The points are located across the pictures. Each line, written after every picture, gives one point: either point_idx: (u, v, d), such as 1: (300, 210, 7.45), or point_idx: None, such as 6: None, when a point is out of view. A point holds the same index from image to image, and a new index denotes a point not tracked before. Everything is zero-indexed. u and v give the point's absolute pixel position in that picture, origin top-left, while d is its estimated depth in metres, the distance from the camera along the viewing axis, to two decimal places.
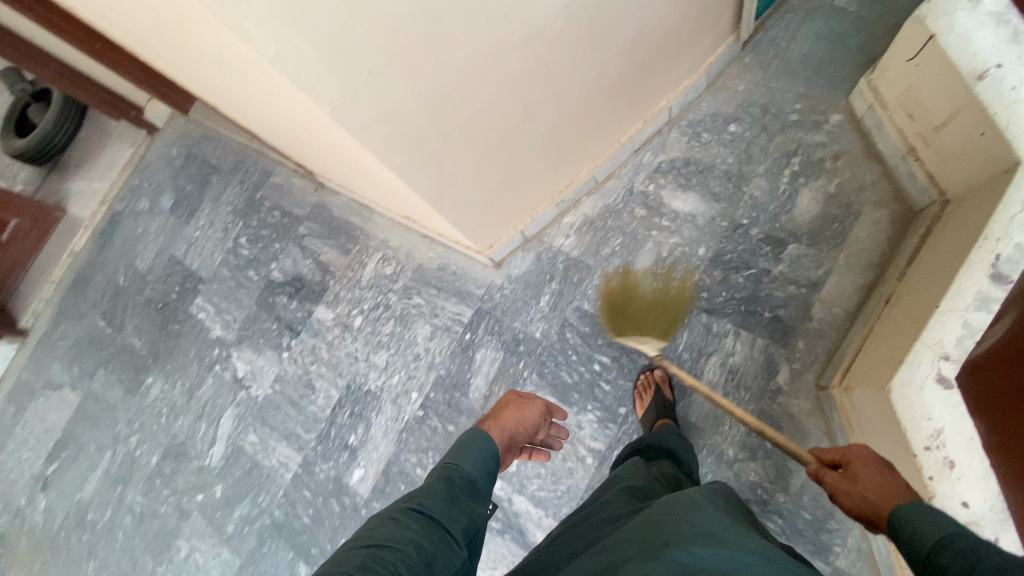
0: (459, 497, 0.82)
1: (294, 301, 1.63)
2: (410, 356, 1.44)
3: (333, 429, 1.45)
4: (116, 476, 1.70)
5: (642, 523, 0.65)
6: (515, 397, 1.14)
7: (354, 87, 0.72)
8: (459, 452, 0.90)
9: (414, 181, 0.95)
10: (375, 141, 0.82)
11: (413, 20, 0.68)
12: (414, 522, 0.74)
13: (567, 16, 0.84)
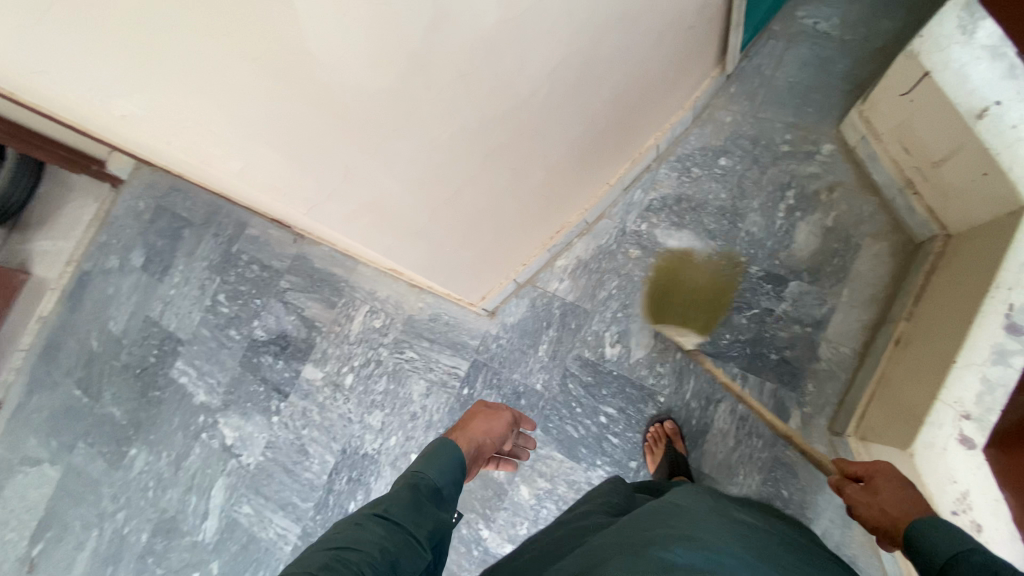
0: (426, 504, 0.76)
1: (280, 360, 1.55)
2: (407, 415, 1.38)
3: (333, 496, 1.40)
4: (104, 556, 1.60)
5: (625, 527, 0.66)
6: (480, 404, 1.11)
7: (328, 184, 0.69)
8: (428, 458, 0.85)
9: (397, 252, 0.93)
10: (353, 224, 0.79)
11: (388, 116, 0.65)
12: (377, 526, 0.68)
13: (547, 84, 0.81)
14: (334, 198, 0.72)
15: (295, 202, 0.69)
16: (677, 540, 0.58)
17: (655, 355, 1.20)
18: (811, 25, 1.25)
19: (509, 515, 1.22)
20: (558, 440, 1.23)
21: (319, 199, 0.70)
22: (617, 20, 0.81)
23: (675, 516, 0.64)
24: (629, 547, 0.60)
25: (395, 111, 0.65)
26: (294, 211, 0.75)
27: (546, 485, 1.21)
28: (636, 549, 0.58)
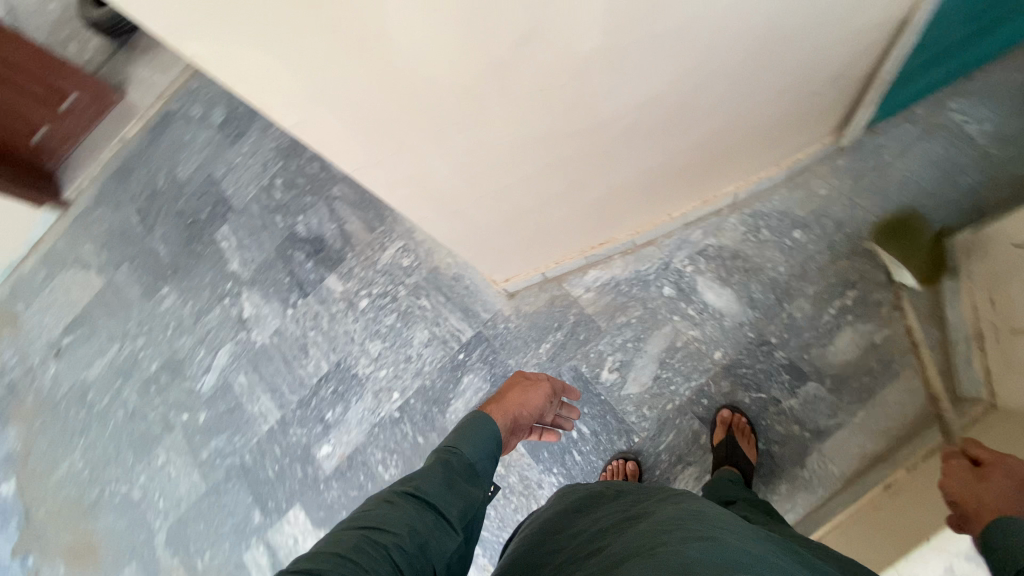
0: (457, 480, 0.75)
1: (310, 261, 1.63)
2: (403, 356, 1.44)
3: (317, 400, 1.50)
4: (118, 368, 1.80)
5: (641, 527, 0.60)
6: (522, 374, 1.08)
7: (378, 153, 0.68)
8: (463, 434, 0.82)
9: (432, 223, 0.94)
10: (395, 192, 0.80)
11: (453, 106, 0.62)
12: (408, 505, 0.68)
13: (630, 111, 0.76)
14: (381, 166, 0.71)
15: (341, 162, 0.69)
16: (693, 540, 0.53)
17: (647, 397, 1.20)
18: (958, 123, 1.11)
19: None
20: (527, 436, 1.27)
21: (365, 164, 0.70)
22: (730, 66, 0.74)
23: (701, 522, 0.59)
24: (648, 552, 0.53)
25: (459, 103, 0.62)
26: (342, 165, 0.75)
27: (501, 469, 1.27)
28: (648, 550, 0.54)
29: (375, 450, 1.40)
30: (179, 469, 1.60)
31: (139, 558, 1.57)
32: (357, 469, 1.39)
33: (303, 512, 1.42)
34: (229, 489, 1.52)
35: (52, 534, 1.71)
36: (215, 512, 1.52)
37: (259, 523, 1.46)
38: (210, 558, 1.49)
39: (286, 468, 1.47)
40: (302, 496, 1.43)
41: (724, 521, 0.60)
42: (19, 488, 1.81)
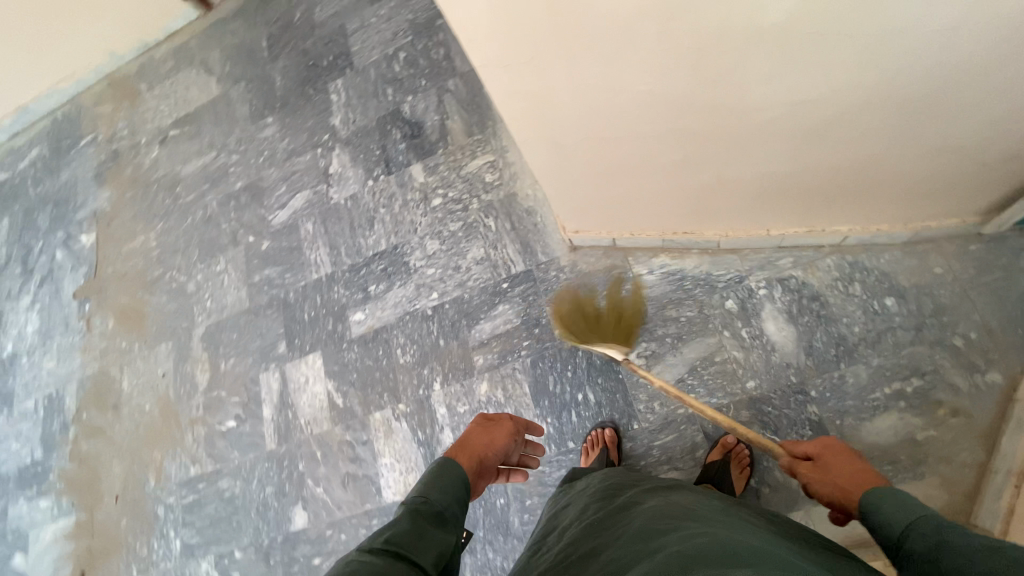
0: (427, 529, 0.77)
1: (403, 142, 1.66)
2: (454, 263, 1.48)
3: (365, 270, 1.58)
4: (208, 174, 1.94)
5: (642, 529, 0.69)
6: (483, 417, 1.11)
7: (514, 59, 0.68)
8: (432, 482, 0.86)
9: (532, 151, 0.94)
10: (513, 104, 0.80)
11: (606, 35, 0.61)
12: (379, 557, 0.69)
13: (775, 109, 0.72)
14: (511, 73, 0.71)
15: (476, 55, 0.69)
16: (693, 539, 0.62)
17: (663, 394, 1.20)
18: None
19: (461, 391, 1.37)
20: (536, 380, 1.31)
21: (498, 65, 0.70)
22: (901, 100, 0.68)
23: (682, 520, 0.68)
24: (650, 557, 0.61)
25: (613, 33, 0.61)
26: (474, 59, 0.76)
27: (501, 398, 1.33)
28: (650, 555, 0.62)
29: (399, 335, 1.48)
30: (232, 281, 1.76)
31: (177, 340, 1.78)
32: (378, 344, 1.49)
33: (320, 360, 1.55)
34: (266, 315, 1.67)
35: (116, 291, 1.95)
36: (249, 330, 1.68)
37: (281, 354, 1.61)
38: (233, 364, 1.66)
39: (319, 318, 1.59)
40: (324, 347, 1.56)
41: (699, 515, 0.70)
42: (102, 244, 2.05)
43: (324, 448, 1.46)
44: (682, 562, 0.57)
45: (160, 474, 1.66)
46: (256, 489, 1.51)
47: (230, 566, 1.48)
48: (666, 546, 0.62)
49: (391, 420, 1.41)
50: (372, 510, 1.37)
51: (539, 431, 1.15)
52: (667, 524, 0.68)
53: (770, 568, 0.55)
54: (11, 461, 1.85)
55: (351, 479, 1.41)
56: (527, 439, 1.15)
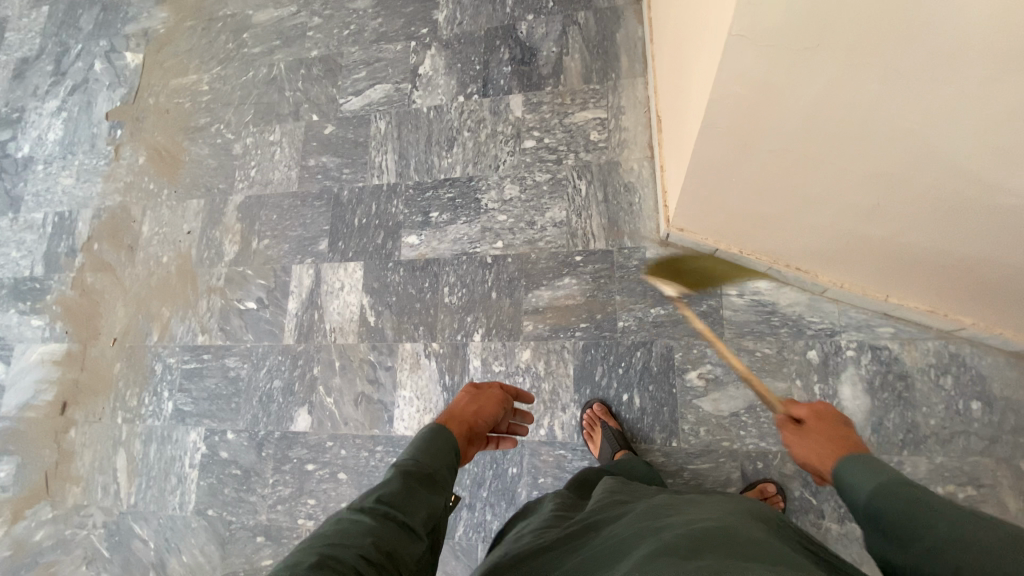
0: (417, 488, 0.69)
1: (509, 66, 1.48)
2: (530, 216, 1.37)
3: (431, 193, 1.46)
4: (283, 31, 1.75)
5: (644, 518, 0.71)
6: (470, 384, 0.98)
7: (788, 37, 0.61)
8: (419, 446, 0.77)
9: (702, 147, 0.85)
10: (732, 89, 0.71)
11: (919, 46, 0.55)
12: (366, 519, 0.63)
13: (1016, 192, 0.66)
14: (768, 53, 0.63)
15: (741, 19, 0.61)
16: (695, 524, 0.65)
17: (714, 423, 1.15)
18: None
19: (501, 351, 1.31)
20: (583, 365, 1.25)
21: (758, 39, 0.62)
22: None
23: (683, 511, 0.71)
24: (652, 538, 0.64)
25: (931, 44, 0.55)
26: (719, 22, 0.67)
27: (541, 371, 1.27)
28: (655, 536, 0.65)
29: (451, 274, 1.39)
30: (283, 157, 1.62)
31: (210, 200, 1.66)
32: (427, 275, 1.40)
33: (360, 271, 1.46)
34: (312, 206, 1.55)
35: (154, 127, 1.79)
36: (291, 215, 1.56)
37: (320, 251, 1.51)
38: (265, 246, 1.56)
39: (368, 228, 1.49)
40: (368, 259, 1.46)
41: (700, 505, 0.73)
42: (148, 69, 1.86)
43: (343, 361, 1.41)
44: (688, 546, 0.59)
45: (164, 332, 1.59)
46: (262, 378, 1.46)
47: (219, 444, 1.45)
48: (669, 530, 0.65)
49: (420, 356, 1.36)
50: (378, 437, 1.34)
51: (528, 397, 1.02)
52: (671, 514, 0.71)
53: (774, 555, 0.58)
54: (7, 268, 1.76)
55: (364, 400, 1.37)
56: (516, 409, 1.03)
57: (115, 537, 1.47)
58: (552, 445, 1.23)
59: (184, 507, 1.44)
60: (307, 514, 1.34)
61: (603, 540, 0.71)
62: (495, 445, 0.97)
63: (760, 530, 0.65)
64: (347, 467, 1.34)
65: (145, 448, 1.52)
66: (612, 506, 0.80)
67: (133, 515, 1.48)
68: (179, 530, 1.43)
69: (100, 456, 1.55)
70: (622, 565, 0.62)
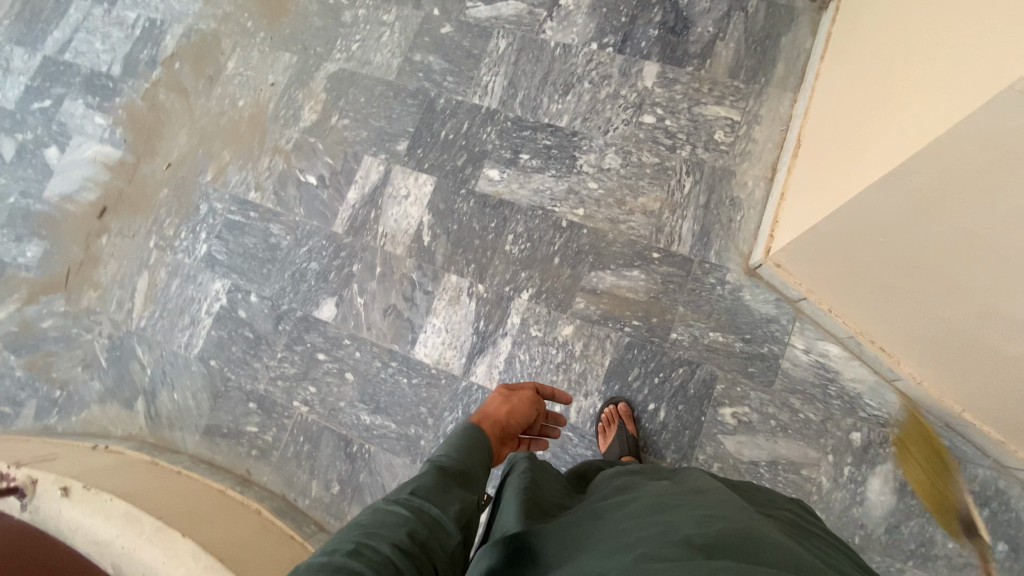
0: (454, 487, 0.65)
1: (657, 29, 1.36)
2: (621, 194, 1.29)
3: (528, 134, 1.38)
4: None
5: (648, 510, 0.64)
6: (504, 385, 0.98)
7: None
8: (454, 442, 0.73)
9: (878, 193, 0.78)
10: (964, 150, 0.64)
11: None
12: (402, 510, 0.58)
13: None
14: None
15: None
16: (707, 521, 0.57)
17: (728, 463, 1.12)
18: None
19: (544, 316, 1.27)
20: (620, 361, 1.21)
21: None
22: None
23: (693, 504, 0.63)
24: (655, 536, 0.56)
25: None
26: (988, 70, 0.60)
27: (576, 349, 1.23)
28: (658, 533, 0.57)
29: (520, 222, 1.33)
30: (391, 42, 1.52)
31: (304, 59, 1.58)
32: (496, 215, 1.34)
33: (430, 186, 1.40)
34: (405, 102, 1.47)
35: None
36: (379, 104, 1.49)
37: (397, 152, 1.44)
38: (344, 126, 1.49)
39: (453, 146, 1.41)
40: (442, 177, 1.40)
41: (710, 498, 0.65)
42: None
43: (386, 268, 1.37)
44: (702, 548, 0.52)
45: (219, 175, 1.55)
46: (302, 256, 1.43)
47: (240, 303, 1.44)
48: (679, 526, 0.57)
49: (463, 292, 1.32)
50: (394, 352, 1.32)
51: (563, 399, 1.02)
52: (678, 505, 0.63)
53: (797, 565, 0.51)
54: (86, 57, 1.72)
55: (393, 312, 1.34)
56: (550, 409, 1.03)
57: (116, 352, 1.49)
58: (562, 424, 1.21)
59: (189, 349, 1.45)
60: (304, 399, 1.35)
61: (601, 531, 0.64)
62: (528, 447, 1.00)
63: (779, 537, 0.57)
64: (355, 370, 1.33)
65: (168, 280, 1.51)
66: (613, 496, 0.74)
67: (139, 337, 1.49)
68: (178, 368, 1.45)
69: (124, 271, 1.55)
70: (618, 563, 0.54)
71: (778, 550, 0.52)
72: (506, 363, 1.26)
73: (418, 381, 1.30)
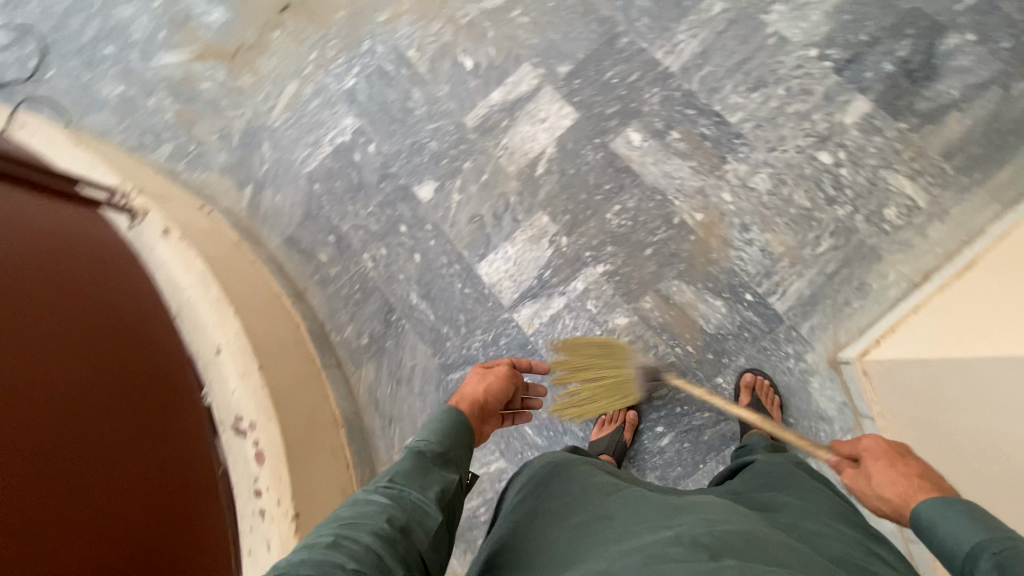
0: (433, 469, 0.72)
1: (895, 65, 1.14)
2: (748, 221, 1.19)
3: (690, 114, 1.27)
4: None
5: (649, 509, 0.69)
6: (479, 363, 1.00)
7: None
8: (434, 426, 0.79)
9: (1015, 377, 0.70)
10: None
11: None
12: (382, 499, 0.65)
13: None
14: None
15: None
16: (716, 527, 0.61)
17: None
18: None
19: (606, 296, 1.25)
20: (653, 373, 1.19)
21: None
22: None
23: (696, 509, 0.67)
24: (658, 540, 0.61)
25: None
26: None
27: (620, 341, 1.23)
28: (662, 530, 0.62)
29: (634, 198, 1.28)
30: None
31: None
32: (615, 179, 1.29)
33: (569, 121, 1.35)
34: (588, 24, 1.37)
35: None
36: (563, 15, 1.40)
37: (556, 73, 1.38)
38: (520, 22, 1.43)
39: (611, 92, 1.33)
40: (584, 119, 1.34)
41: (717, 508, 0.69)
42: None
43: (491, 178, 1.38)
44: (708, 548, 0.57)
45: (390, 18, 1.56)
46: (426, 130, 1.46)
47: (359, 146, 1.53)
48: (685, 528, 0.62)
49: (547, 235, 1.32)
50: (462, 257, 1.37)
51: (541, 370, 1.05)
52: (687, 510, 0.68)
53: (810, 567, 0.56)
54: None
55: (479, 222, 1.37)
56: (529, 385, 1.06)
57: (249, 137, 1.65)
58: None
59: (302, 165, 1.58)
60: (372, 256, 1.45)
61: (604, 521, 0.69)
62: (509, 420, 1.04)
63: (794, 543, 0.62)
64: (423, 255, 1.41)
65: (311, 96, 1.61)
66: (608, 486, 0.78)
67: (270, 134, 1.63)
68: (288, 177, 1.59)
69: (279, 70, 1.66)
70: (623, 556, 0.60)
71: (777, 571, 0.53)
72: (552, 318, 1.28)
73: (469, 292, 1.35)
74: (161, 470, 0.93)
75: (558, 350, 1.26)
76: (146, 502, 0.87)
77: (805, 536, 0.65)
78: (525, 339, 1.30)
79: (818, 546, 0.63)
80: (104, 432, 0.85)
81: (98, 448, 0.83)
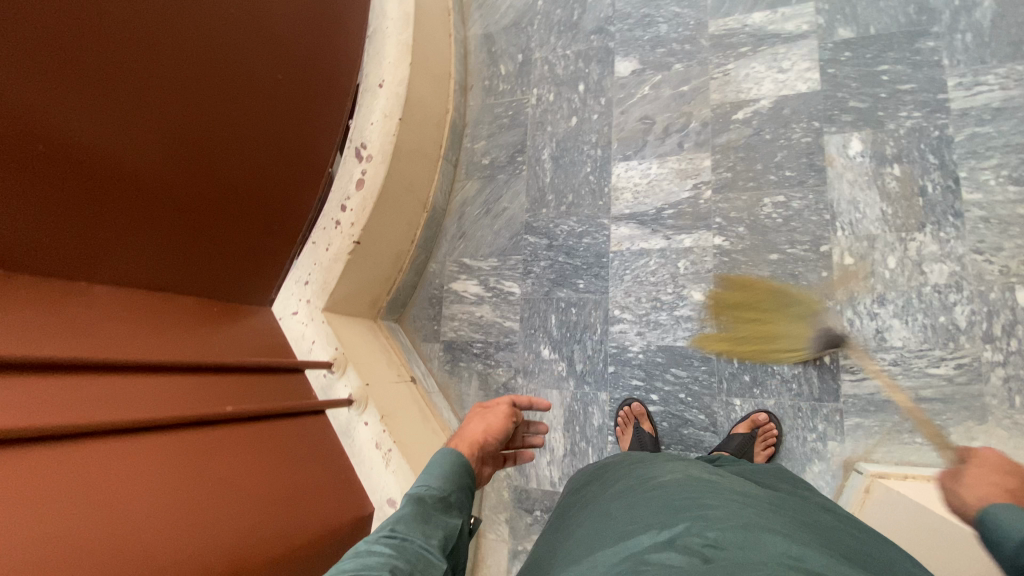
0: (432, 514, 0.68)
1: None
2: (889, 298, 1.08)
3: (929, 161, 1.09)
4: None
5: (659, 501, 0.64)
6: (479, 404, 0.96)
7: None
8: (429, 471, 0.76)
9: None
10: None
11: None
12: (383, 550, 0.59)
13: None
14: None
15: None
16: (708, 523, 0.55)
17: None
18: None
19: (701, 266, 1.22)
20: (686, 354, 1.21)
21: None
22: None
23: (705, 497, 0.62)
24: (650, 542, 0.56)
25: None
26: None
27: (681, 310, 1.22)
28: (660, 527, 0.57)
29: (801, 201, 1.16)
30: None
31: None
32: (798, 172, 1.17)
33: (804, 88, 1.20)
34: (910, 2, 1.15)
35: None
36: None
37: (833, 31, 1.20)
38: None
39: (870, 86, 1.15)
40: (821, 95, 1.18)
41: (718, 492, 0.64)
42: None
43: (689, 95, 1.30)
44: (699, 553, 0.51)
45: None
46: (667, 10, 1.35)
47: None
48: (681, 526, 0.56)
49: (694, 179, 1.25)
50: (609, 146, 1.35)
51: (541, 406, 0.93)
52: (691, 497, 0.62)
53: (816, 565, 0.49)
54: None
55: (646, 126, 1.32)
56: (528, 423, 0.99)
57: None
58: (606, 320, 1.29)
59: None
60: (539, 95, 1.46)
61: (612, 520, 0.66)
62: (511, 461, 0.96)
63: (794, 527, 0.57)
64: (580, 122, 1.40)
65: None
66: (632, 483, 0.74)
67: None
68: None
69: None
70: (622, 554, 0.56)
71: (775, 541, 0.52)
72: (641, 250, 1.28)
73: (593, 181, 1.36)
74: (268, 106, 1.11)
75: (625, 279, 1.28)
76: (245, 136, 1.07)
77: (826, 516, 0.66)
78: (605, 251, 1.31)
79: (836, 541, 0.57)
80: (246, 65, 1.05)
81: (242, 53, 1.04)
